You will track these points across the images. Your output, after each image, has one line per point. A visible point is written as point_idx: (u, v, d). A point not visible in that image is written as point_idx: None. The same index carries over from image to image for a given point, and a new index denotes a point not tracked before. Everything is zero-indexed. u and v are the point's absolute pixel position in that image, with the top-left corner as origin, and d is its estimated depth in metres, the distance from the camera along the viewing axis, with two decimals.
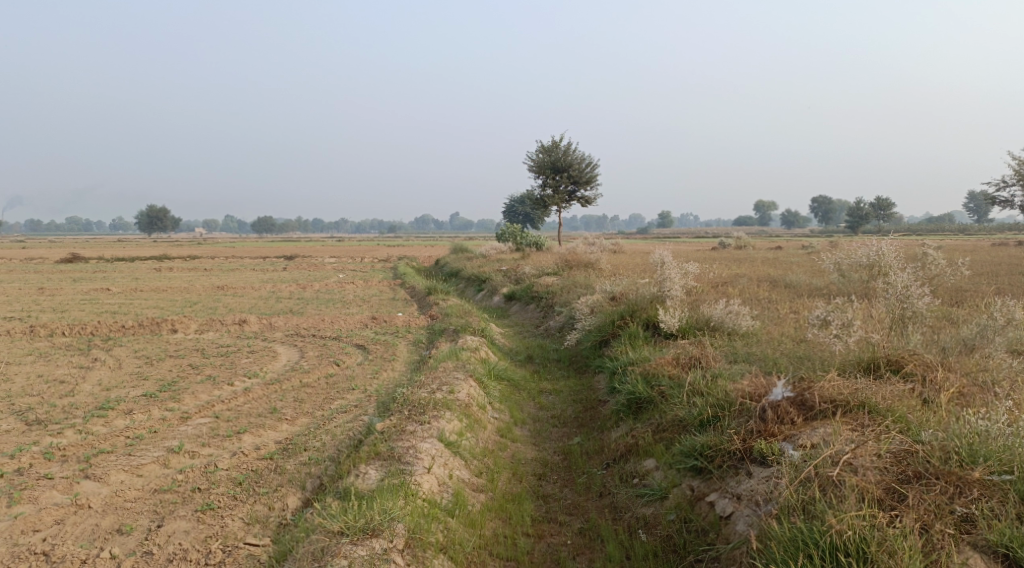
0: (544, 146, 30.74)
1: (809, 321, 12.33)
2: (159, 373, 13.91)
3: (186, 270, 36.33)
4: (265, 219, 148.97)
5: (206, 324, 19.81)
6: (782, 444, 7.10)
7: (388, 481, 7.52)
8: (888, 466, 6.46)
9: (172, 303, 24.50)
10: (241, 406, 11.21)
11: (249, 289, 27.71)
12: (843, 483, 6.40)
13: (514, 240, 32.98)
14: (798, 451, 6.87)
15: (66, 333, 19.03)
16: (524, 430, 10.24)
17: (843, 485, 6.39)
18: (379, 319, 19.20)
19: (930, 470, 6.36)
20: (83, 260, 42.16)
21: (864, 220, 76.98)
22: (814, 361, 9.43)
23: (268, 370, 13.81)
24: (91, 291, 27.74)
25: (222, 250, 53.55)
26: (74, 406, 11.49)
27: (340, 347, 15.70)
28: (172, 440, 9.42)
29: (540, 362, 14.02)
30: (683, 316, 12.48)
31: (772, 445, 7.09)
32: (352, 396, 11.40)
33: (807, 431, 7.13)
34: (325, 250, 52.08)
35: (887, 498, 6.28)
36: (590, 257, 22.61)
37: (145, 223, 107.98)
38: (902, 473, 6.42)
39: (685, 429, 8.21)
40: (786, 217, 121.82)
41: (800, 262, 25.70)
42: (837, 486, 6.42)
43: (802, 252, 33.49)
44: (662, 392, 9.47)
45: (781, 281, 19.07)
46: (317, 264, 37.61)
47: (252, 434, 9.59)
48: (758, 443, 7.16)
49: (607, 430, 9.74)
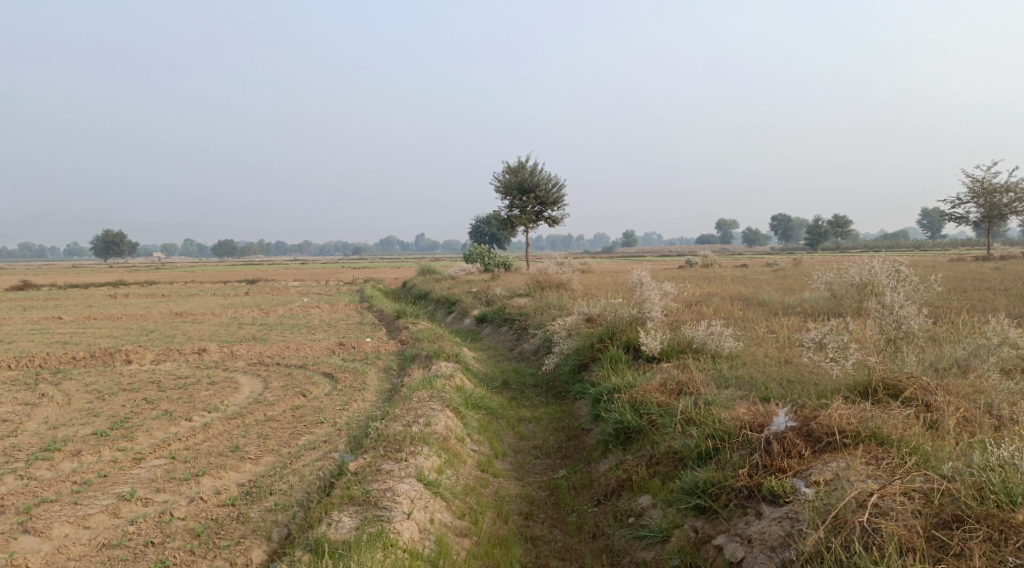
0: (510, 167, 30.31)
1: (794, 341, 11.92)
2: (111, 409, 13.06)
3: (142, 296, 35.08)
4: (225, 243, 146.64)
5: (163, 354, 18.89)
6: (794, 481, 6.66)
7: (364, 530, 6.87)
8: (922, 508, 6.05)
9: (127, 331, 23.47)
10: (200, 444, 10.45)
11: (209, 315, 26.77)
12: (879, 532, 6.00)
13: (481, 261, 32.37)
14: (815, 492, 6.44)
15: (12, 366, 18.00)
16: (505, 464, 9.63)
17: (879, 534, 5.99)
18: (346, 345, 18.47)
19: (969, 513, 5.93)
20: (33, 288, 40.68)
21: (824, 237, 77.77)
22: (808, 386, 8.99)
23: (230, 403, 13.02)
24: (41, 320, 26.55)
25: (181, 276, 52.17)
26: (17, 449, 10.65)
27: (306, 377, 14.95)
28: (123, 486, 8.63)
29: (516, 388, 13.39)
30: (664, 338, 11.97)
31: (784, 483, 6.64)
32: (320, 431, 10.70)
33: (818, 465, 6.69)
34: (288, 274, 50.97)
35: (930, 548, 5.86)
36: (562, 277, 22.12)
37: (100, 248, 105.45)
38: (937, 517, 6.00)
39: (682, 463, 7.69)
40: (747, 235, 123.13)
41: (771, 280, 25.48)
42: (873, 535, 6.01)
43: (769, 270, 33.38)
44: (652, 420, 8.92)
45: (754, 299, 18.76)
46: (280, 288, 36.76)
47: (212, 476, 8.86)
48: (768, 480, 6.71)
49: (594, 462, 9.16)
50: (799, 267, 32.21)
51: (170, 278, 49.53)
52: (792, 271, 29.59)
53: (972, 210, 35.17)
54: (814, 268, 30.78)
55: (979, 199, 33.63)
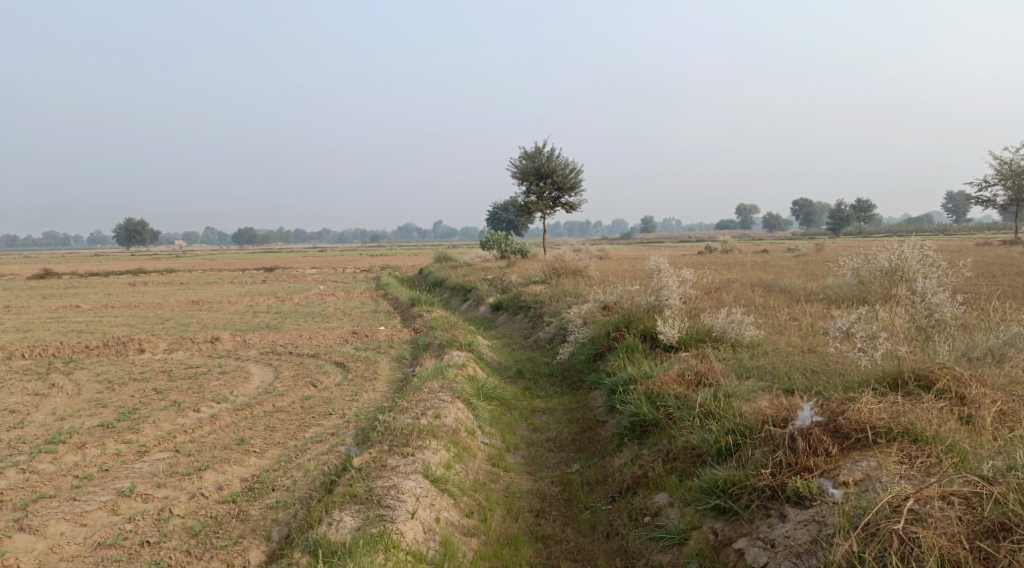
0: (527, 152, 29.88)
1: (818, 329, 11.48)
2: (120, 400, 12.88)
3: (160, 285, 34.99)
4: (245, 231, 147.32)
5: (176, 343, 18.73)
6: (820, 481, 6.31)
7: (365, 531, 6.61)
8: (963, 515, 5.70)
9: (143, 320, 23.36)
10: (206, 437, 10.22)
11: (225, 303, 26.63)
12: (916, 541, 5.64)
13: (498, 248, 31.99)
14: (845, 494, 6.10)
15: (26, 355, 17.91)
16: (517, 457, 9.31)
17: (915, 543, 5.64)
18: (359, 334, 18.21)
19: (1016, 521, 5.58)
20: (55, 276, 40.84)
21: (847, 222, 76.56)
22: (833, 377, 8.59)
23: (239, 393, 12.79)
24: (59, 309, 26.53)
25: (200, 264, 52.20)
26: (22, 442, 10.48)
27: (317, 366, 14.70)
28: (124, 481, 8.41)
29: (530, 378, 13.06)
30: (682, 327, 11.57)
31: (810, 483, 6.29)
32: (328, 423, 10.42)
33: (847, 463, 6.33)
34: (307, 261, 50.93)
35: (972, 560, 5.51)
36: (578, 264, 21.72)
37: (122, 237, 106.13)
38: (979, 525, 5.66)
39: (700, 459, 7.33)
40: (768, 220, 121.82)
41: (793, 265, 24.93)
42: (909, 544, 5.65)
43: (791, 255, 32.79)
44: (669, 413, 8.55)
45: (776, 285, 18.28)
46: (297, 276, 36.63)
47: (215, 470, 8.61)
48: (793, 480, 6.36)
49: (609, 455, 8.81)
50: (821, 253, 31.59)
51: (191, 266, 49.60)
52: (816, 256, 28.96)
53: (1000, 193, 34.34)
54: (836, 253, 30.12)
55: (1006, 182, 32.75)
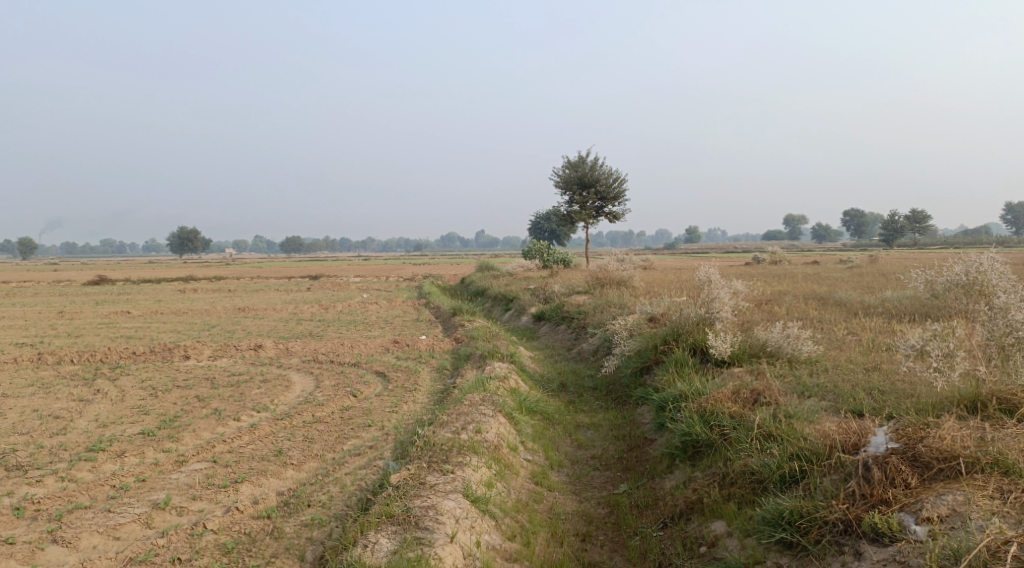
0: (570, 161, 29.49)
1: (880, 345, 10.90)
2: (162, 407, 12.81)
3: (209, 291, 35.36)
4: (293, 240, 149.21)
5: (220, 350, 18.71)
6: (901, 516, 6.06)
7: (402, 556, 6.37)
8: None
9: (190, 326, 23.51)
10: (244, 447, 10.03)
11: (270, 311, 26.68)
12: None
13: (540, 257, 31.59)
14: (931, 533, 5.86)
15: (74, 360, 18.04)
16: (562, 476, 8.94)
17: None
18: (401, 343, 17.99)
19: None
20: (109, 282, 41.60)
21: (899, 234, 74.46)
22: (902, 398, 8.11)
23: (280, 402, 12.63)
24: (110, 315, 26.87)
25: (249, 271, 52.73)
26: (63, 448, 10.41)
27: (358, 375, 14.49)
28: (159, 492, 8.24)
29: (574, 391, 12.66)
30: (735, 341, 11.08)
31: (890, 519, 6.04)
32: (367, 435, 10.16)
33: (930, 497, 6.07)
34: (350, 270, 51.14)
35: None
36: (623, 274, 21.25)
37: (175, 243, 108.38)
38: None
39: (761, 487, 7.08)
40: (817, 231, 119.51)
41: (847, 278, 24.10)
42: None
43: (843, 267, 31.76)
44: (724, 434, 8.10)
45: (830, 298, 17.61)
46: (341, 284, 36.69)
47: (251, 483, 8.39)
48: (871, 515, 6.10)
49: (658, 476, 8.41)
50: (874, 265, 30.54)
51: (239, 273, 50.15)
52: (871, 268, 27.96)
53: None
54: (891, 266, 28.97)
55: None
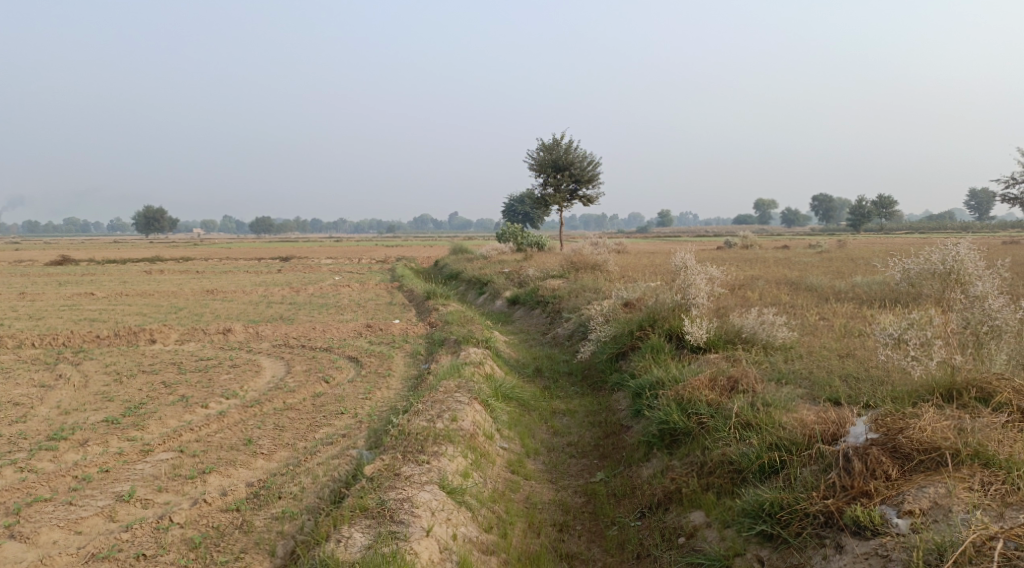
0: (544, 144, 29.28)
1: (855, 331, 10.89)
2: (127, 393, 12.47)
3: (177, 273, 34.74)
4: (263, 221, 147.39)
5: (187, 334, 18.34)
6: (883, 509, 6.03)
7: (376, 551, 6.21)
8: None
9: (156, 309, 23.04)
10: (212, 436, 9.77)
11: (240, 293, 26.27)
12: None
13: (514, 240, 31.43)
14: (913, 526, 5.84)
15: (36, 344, 17.56)
16: (538, 464, 8.81)
17: None
18: (374, 327, 17.74)
19: None
20: (74, 263, 40.78)
21: (867, 219, 75.31)
22: (877, 385, 8.08)
23: (250, 388, 12.35)
24: (74, 296, 26.27)
25: (218, 252, 51.98)
26: (23, 437, 10.08)
27: (330, 361, 14.24)
28: (124, 484, 7.97)
29: (549, 376, 12.53)
30: (711, 327, 11.00)
31: (872, 512, 6.01)
32: (339, 423, 9.94)
33: (911, 490, 6.04)
34: (321, 251, 50.62)
35: None
36: (598, 258, 21.16)
37: (142, 224, 106.57)
38: None
39: (740, 477, 7.03)
40: (787, 215, 120.55)
41: (819, 263, 24.24)
42: None
43: (813, 251, 31.99)
44: (702, 422, 7.99)
45: (803, 283, 17.65)
46: (313, 266, 36.22)
47: (219, 474, 8.15)
48: (852, 508, 6.07)
49: (636, 464, 8.29)
50: (843, 249, 30.80)
51: (208, 254, 49.39)
52: (842, 253, 28.18)
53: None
54: (860, 250, 29.23)
55: None
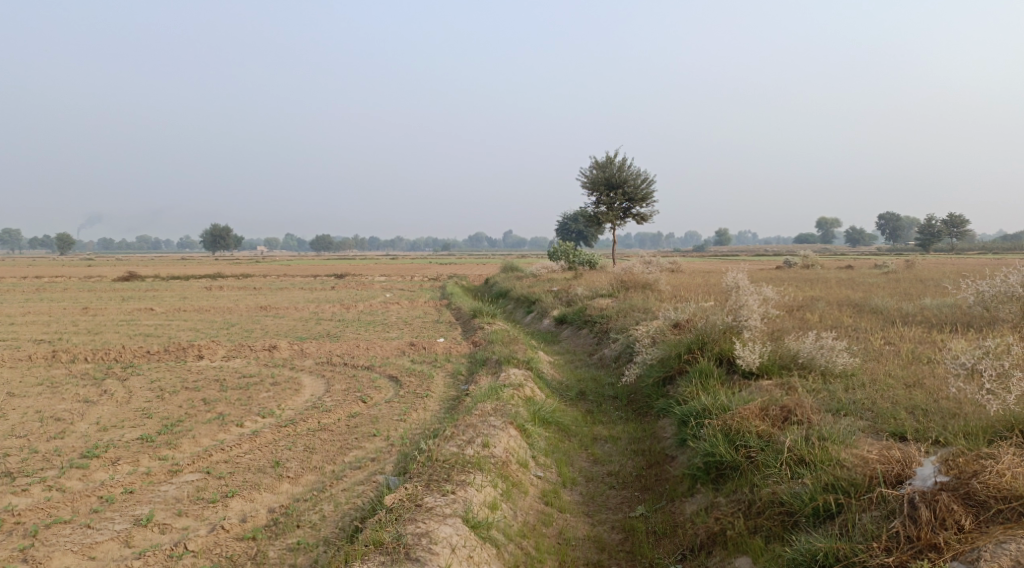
0: (598, 162, 28.81)
1: (921, 357, 10.16)
2: (166, 409, 12.33)
3: (236, 289, 35.18)
4: (323, 238, 149.90)
5: (234, 350, 18.31)
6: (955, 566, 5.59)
7: None
8: None
9: (209, 325, 23.17)
10: (242, 457, 9.51)
11: (292, 310, 26.31)
12: None
13: (566, 259, 30.99)
14: None
15: (88, 359, 17.72)
16: (574, 495, 8.32)
17: None
18: (418, 346, 17.45)
19: None
20: (139, 279, 41.69)
21: (935, 238, 72.73)
22: (948, 419, 7.47)
23: (287, 407, 12.12)
24: (133, 311, 26.67)
25: (277, 269, 52.63)
26: (57, 453, 9.97)
27: (370, 380, 13.96)
28: (144, 505, 7.75)
29: (593, 400, 12.01)
30: (764, 351, 10.37)
31: None
32: (371, 446, 9.62)
33: (989, 545, 5.57)
34: (375, 269, 50.77)
35: None
36: (649, 277, 20.58)
37: (207, 241, 109.22)
38: None
39: (791, 521, 6.55)
40: (851, 234, 117.59)
41: (883, 283, 23.21)
42: None
43: (878, 272, 30.73)
44: (751, 456, 7.43)
45: (866, 305, 16.81)
46: (365, 283, 36.31)
47: (242, 498, 7.85)
48: (919, 564, 5.65)
49: (679, 499, 7.74)
50: (911, 270, 29.48)
51: (267, 271, 50.02)
52: (908, 274, 27.04)
53: None
54: (929, 272, 27.92)
55: None
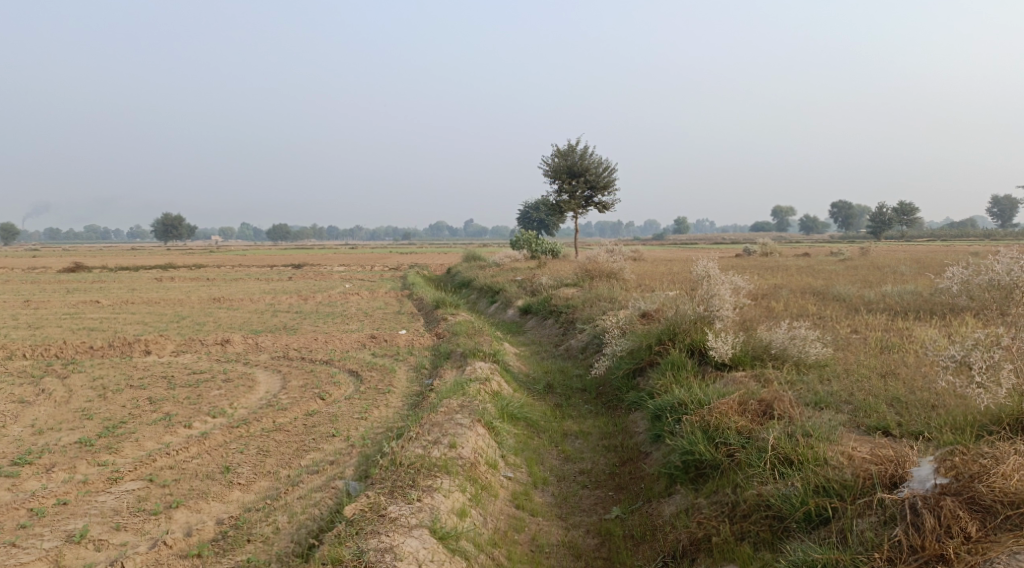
0: (560, 150, 28.33)
1: (897, 346, 9.87)
2: (108, 410, 11.56)
3: (188, 280, 34.00)
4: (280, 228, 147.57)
5: (184, 345, 17.46)
6: None
7: None
8: None
9: (158, 318, 22.21)
10: (189, 462, 8.85)
11: (246, 301, 25.43)
12: None
13: (529, 247, 30.48)
14: None
15: (26, 355, 16.74)
16: (546, 496, 7.86)
17: None
18: (378, 338, 16.83)
19: None
20: (85, 270, 40.20)
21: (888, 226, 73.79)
22: (935, 413, 7.14)
23: (240, 405, 11.44)
24: (78, 304, 25.52)
25: (232, 259, 51.35)
26: None
27: (329, 375, 13.32)
28: (79, 517, 7.10)
29: (560, 393, 11.56)
30: (737, 341, 9.98)
31: None
32: (329, 448, 9.03)
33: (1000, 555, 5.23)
34: (333, 258, 49.80)
35: None
36: (614, 265, 20.17)
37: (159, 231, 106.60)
38: None
39: (781, 526, 6.19)
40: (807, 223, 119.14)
41: (845, 271, 23.15)
42: None
43: (837, 259, 30.78)
44: (732, 454, 7.02)
45: (832, 292, 16.62)
46: (323, 273, 35.39)
47: (188, 508, 7.23)
48: None
49: (656, 499, 7.31)
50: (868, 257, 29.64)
51: (221, 261, 48.68)
52: (868, 261, 27.09)
53: None
54: (886, 258, 28.10)
55: None
